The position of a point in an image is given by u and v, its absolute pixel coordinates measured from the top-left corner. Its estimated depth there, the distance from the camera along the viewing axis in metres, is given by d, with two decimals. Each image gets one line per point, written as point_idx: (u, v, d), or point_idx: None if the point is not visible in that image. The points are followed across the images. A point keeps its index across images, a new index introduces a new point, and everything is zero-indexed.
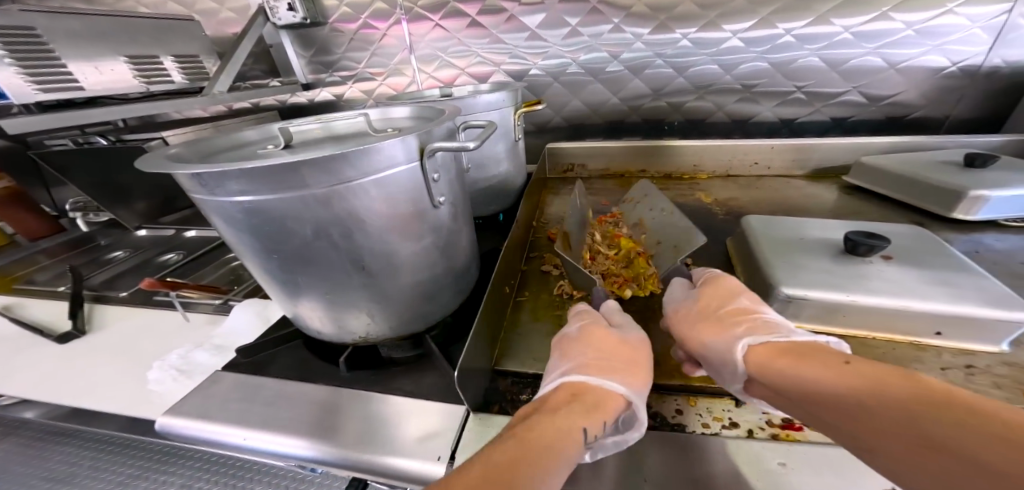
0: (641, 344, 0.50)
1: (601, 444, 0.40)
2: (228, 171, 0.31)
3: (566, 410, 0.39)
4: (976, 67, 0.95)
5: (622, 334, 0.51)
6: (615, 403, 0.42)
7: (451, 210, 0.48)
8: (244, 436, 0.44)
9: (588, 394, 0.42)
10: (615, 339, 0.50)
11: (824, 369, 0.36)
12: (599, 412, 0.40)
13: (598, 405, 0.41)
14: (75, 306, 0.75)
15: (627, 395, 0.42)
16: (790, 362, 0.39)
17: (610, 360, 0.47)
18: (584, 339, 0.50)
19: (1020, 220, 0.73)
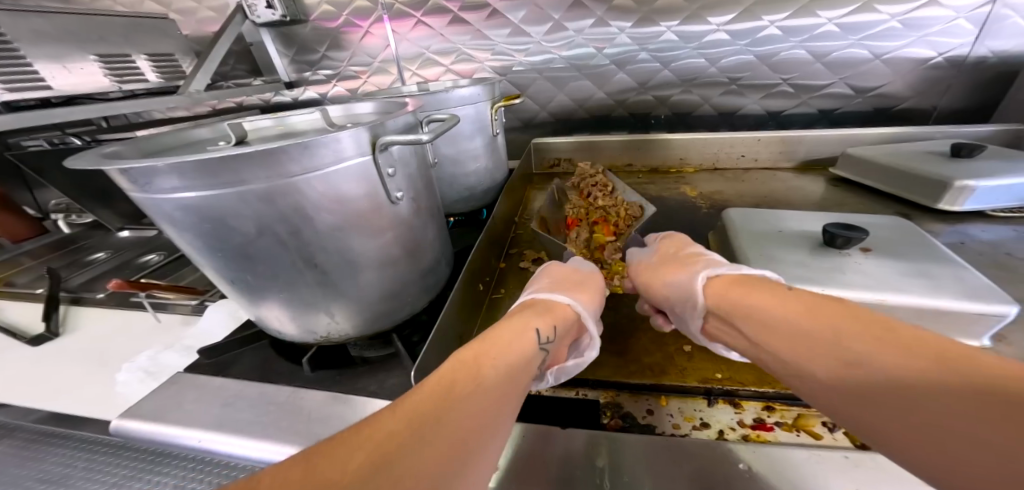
0: (592, 274, 0.60)
1: (563, 369, 0.46)
2: (156, 166, 0.30)
3: (520, 317, 0.46)
4: (964, 57, 0.93)
5: (573, 266, 0.61)
6: (563, 310, 0.49)
7: (413, 206, 0.47)
8: (199, 438, 0.44)
9: (537, 305, 0.50)
10: (568, 271, 0.60)
11: (765, 297, 0.39)
12: (548, 316, 0.47)
13: (548, 309, 0.48)
14: (49, 308, 0.74)
15: (572, 305, 0.50)
16: (738, 294, 0.43)
17: (563, 288, 0.55)
18: (545, 275, 0.60)
19: (1006, 210, 0.71)
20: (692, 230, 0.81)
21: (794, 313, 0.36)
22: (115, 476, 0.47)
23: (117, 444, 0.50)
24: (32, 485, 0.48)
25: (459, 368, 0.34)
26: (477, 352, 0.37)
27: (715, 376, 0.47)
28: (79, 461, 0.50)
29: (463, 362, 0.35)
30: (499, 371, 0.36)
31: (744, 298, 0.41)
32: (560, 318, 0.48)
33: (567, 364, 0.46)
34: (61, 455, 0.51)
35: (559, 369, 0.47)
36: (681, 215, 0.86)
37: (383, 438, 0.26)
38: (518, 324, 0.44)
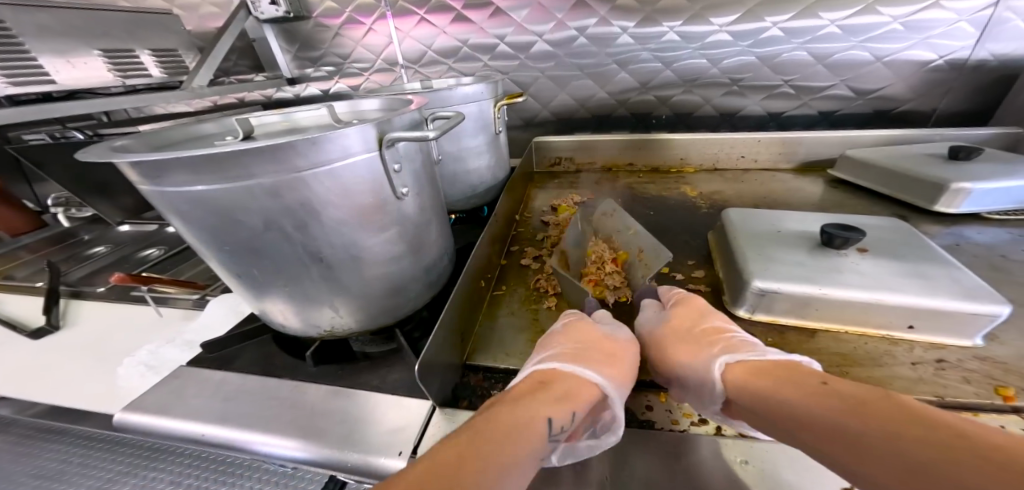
0: (630, 344, 0.51)
1: (573, 447, 0.38)
2: (165, 161, 0.30)
3: (530, 399, 0.38)
4: (964, 60, 0.93)
5: (607, 331, 0.52)
6: (586, 393, 0.41)
7: (417, 201, 0.47)
8: (201, 431, 0.44)
9: (557, 383, 0.41)
10: (597, 334, 0.51)
11: (794, 389, 0.35)
12: (567, 402, 0.39)
13: (568, 394, 0.40)
14: (49, 301, 0.74)
15: (603, 386, 0.42)
16: (762, 382, 0.38)
17: (586, 350, 0.46)
18: (566, 333, 0.51)
19: (1002, 212, 0.72)
20: (692, 229, 0.81)
21: (825, 403, 0.32)
22: (109, 472, 0.46)
23: (113, 440, 0.50)
24: (25, 481, 0.46)
25: (488, 429, 0.33)
26: (503, 410, 0.35)
27: None
28: (77, 456, 0.49)
29: (492, 423, 0.34)
30: (529, 436, 0.33)
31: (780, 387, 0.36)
32: (580, 405, 0.40)
33: (578, 444, 0.38)
34: (60, 450, 0.51)
35: (568, 447, 0.38)
36: (681, 215, 0.87)
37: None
38: (531, 407, 0.37)
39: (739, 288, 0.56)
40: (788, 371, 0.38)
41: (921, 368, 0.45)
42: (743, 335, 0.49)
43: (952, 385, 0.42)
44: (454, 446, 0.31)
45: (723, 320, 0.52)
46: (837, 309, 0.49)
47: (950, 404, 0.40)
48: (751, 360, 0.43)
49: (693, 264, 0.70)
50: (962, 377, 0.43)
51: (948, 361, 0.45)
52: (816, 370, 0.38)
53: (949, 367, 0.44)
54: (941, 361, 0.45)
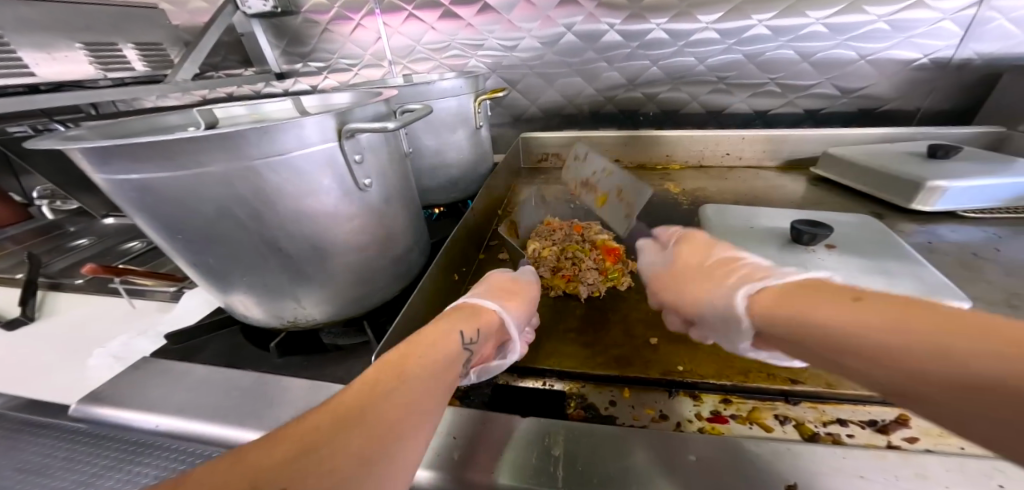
0: (530, 281, 0.58)
1: (485, 367, 0.46)
2: (110, 148, 0.30)
3: (443, 320, 0.42)
4: (947, 59, 0.93)
5: (514, 276, 0.58)
6: (491, 316, 0.46)
7: (382, 193, 0.47)
8: (157, 421, 0.44)
9: (464, 309, 0.46)
10: (505, 276, 0.57)
11: (784, 307, 0.33)
12: (473, 320, 0.44)
13: (473, 315, 0.45)
14: (26, 293, 0.73)
15: (500, 311, 0.46)
16: (773, 304, 0.34)
17: (495, 292, 0.52)
18: (482, 281, 0.56)
19: (977, 212, 0.73)
20: (672, 225, 0.82)
21: (820, 315, 0.29)
22: (93, 467, 0.44)
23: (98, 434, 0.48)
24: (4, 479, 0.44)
25: (406, 350, 0.35)
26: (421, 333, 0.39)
27: (678, 369, 0.48)
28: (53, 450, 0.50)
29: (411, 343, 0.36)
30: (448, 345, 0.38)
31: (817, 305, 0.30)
32: (487, 324, 0.45)
33: (490, 364, 0.46)
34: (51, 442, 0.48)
35: (483, 367, 0.46)
36: (662, 211, 0.87)
37: (338, 415, 0.27)
38: (446, 325, 0.41)
39: None
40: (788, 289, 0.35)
41: None
42: (754, 258, 0.44)
43: None
44: (379, 366, 0.32)
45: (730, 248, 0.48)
46: None
47: None
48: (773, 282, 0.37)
49: None
50: None
51: None
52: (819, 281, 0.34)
53: None
54: None
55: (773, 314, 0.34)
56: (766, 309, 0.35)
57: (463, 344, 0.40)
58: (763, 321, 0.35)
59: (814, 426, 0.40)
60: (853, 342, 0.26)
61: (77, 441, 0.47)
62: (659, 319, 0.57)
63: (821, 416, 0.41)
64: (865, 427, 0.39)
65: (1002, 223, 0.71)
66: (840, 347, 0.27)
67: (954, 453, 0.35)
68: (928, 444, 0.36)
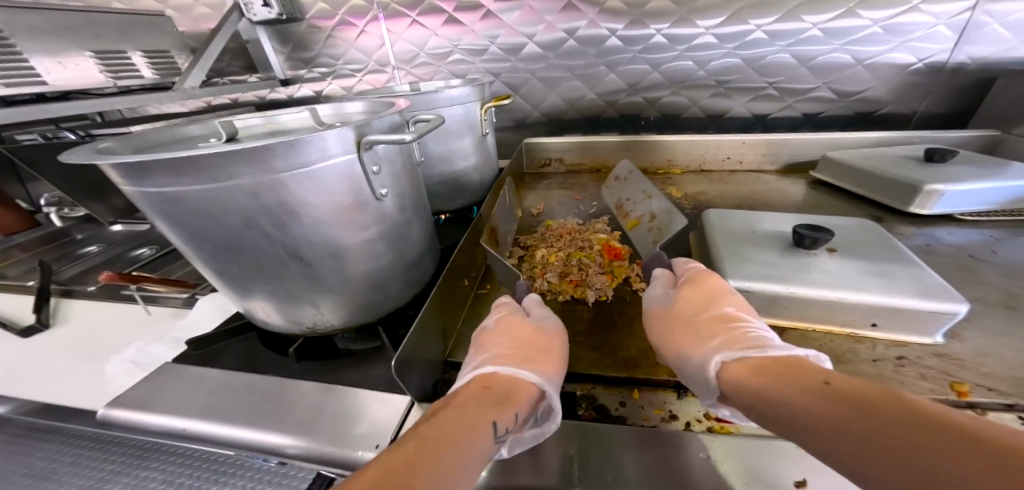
0: (557, 333, 0.52)
1: (520, 438, 0.40)
2: (144, 162, 0.31)
3: (475, 402, 0.38)
4: (942, 63, 0.95)
5: (536, 323, 0.53)
6: (527, 391, 0.42)
7: (397, 202, 0.49)
8: (182, 426, 0.45)
9: (496, 384, 0.42)
10: (528, 328, 0.52)
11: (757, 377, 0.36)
12: (510, 401, 0.40)
13: (509, 395, 0.40)
14: (40, 300, 0.74)
15: (539, 384, 0.43)
16: (751, 378, 0.37)
17: (524, 351, 0.47)
18: (501, 331, 0.52)
19: (972, 215, 0.75)
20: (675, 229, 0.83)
21: (791, 391, 0.32)
22: (98, 472, 0.51)
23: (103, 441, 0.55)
24: (18, 480, 0.53)
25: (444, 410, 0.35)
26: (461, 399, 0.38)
27: None
28: (72, 457, 0.54)
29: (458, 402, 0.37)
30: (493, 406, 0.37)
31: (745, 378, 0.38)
32: (524, 404, 0.41)
33: (524, 435, 0.40)
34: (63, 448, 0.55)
35: (515, 438, 0.40)
36: None
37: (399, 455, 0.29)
38: (475, 407, 0.37)
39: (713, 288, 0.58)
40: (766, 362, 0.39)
41: (881, 365, 0.46)
42: (757, 326, 0.46)
43: (908, 381, 0.44)
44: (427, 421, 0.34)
45: (737, 305, 0.49)
46: (804, 307, 0.51)
47: None
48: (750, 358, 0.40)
49: None
50: (918, 373, 0.44)
51: (907, 358, 0.47)
52: (804, 365, 0.37)
53: (908, 364, 0.46)
54: (901, 358, 0.47)
55: (751, 386, 0.36)
56: (736, 381, 0.38)
57: (499, 435, 0.35)
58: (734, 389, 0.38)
59: None
60: (833, 433, 0.28)
61: (87, 447, 0.55)
62: None
63: None
64: None
65: (998, 225, 0.73)
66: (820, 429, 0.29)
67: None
68: None
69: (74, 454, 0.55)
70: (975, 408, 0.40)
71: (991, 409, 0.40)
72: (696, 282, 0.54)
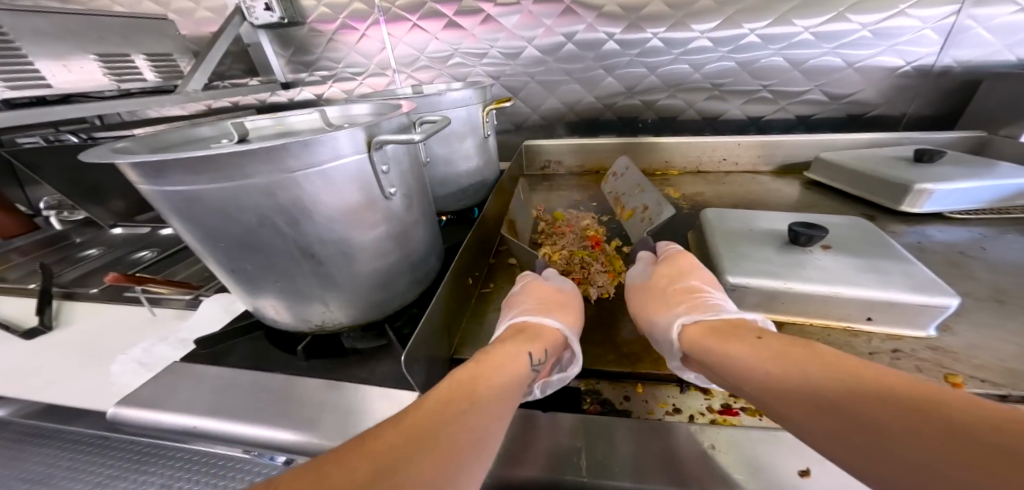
0: (572, 293, 0.60)
1: (549, 381, 0.49)
2: (164, 162, 0.32)
3: (510, 344, 0.47)
4: (930, 66, 0.98)
5: (554, 284, 0.61)
6: (552, 334, 0.50)
7: (405, 201, 0.50)
8: (194, 423, 0.46)
9: (527, 330, 0.51)
10: (550, 290, 0.59)
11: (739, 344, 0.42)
12: (539, 342, 0.48)
13: (539, 336, 0.49)
14: (42, 302, 0.73)
15: (561, 330, 0.51)
16: (717, 340, 0.45)
17: (549, 305, 0.55)
18: (527, 292, 0.60)
19: (962, 213, 0.77)
20: (674, 228, 0.85)
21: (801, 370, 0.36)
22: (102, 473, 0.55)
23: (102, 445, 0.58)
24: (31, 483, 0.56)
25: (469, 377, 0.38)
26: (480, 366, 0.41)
27: None
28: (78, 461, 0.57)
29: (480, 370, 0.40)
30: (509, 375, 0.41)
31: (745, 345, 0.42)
32: (551, 344, 0.49)
33: (552, 378, 0.49)
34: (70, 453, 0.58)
35: (546, 381, 0.50)
36: (663, 216, 0.91)
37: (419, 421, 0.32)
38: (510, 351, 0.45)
39: (713, 285, 0.60)
40: (741, 332, 0.45)
41: (877, 357, 0.48)
42: (715, 296, 0.55)
43: (904, 372, 0.45)
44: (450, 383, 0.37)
45: (702, 278, 0.58)
46: (801, 301, 0.52)
47: None
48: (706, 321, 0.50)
49: None
50: (914, 365, 0.46)
51: (902, 351, 0.48)
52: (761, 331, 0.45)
53: (902, 356, 0.47)
54: (896, 351, 0.48)
55: (718, 348, 0.43)
56: (700, 340, 0.46)
57: (532, 364, 0.45)
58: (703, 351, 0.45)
59: None
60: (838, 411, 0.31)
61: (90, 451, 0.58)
62: None
63: None
64: None
65: (987, 223, 0.75)
66: (806, 398, 0.34)
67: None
68: None
69: (78, 457, 0.58)
70: None
71: (984, 399, 0.41)
72: (671, 262, 0.64)
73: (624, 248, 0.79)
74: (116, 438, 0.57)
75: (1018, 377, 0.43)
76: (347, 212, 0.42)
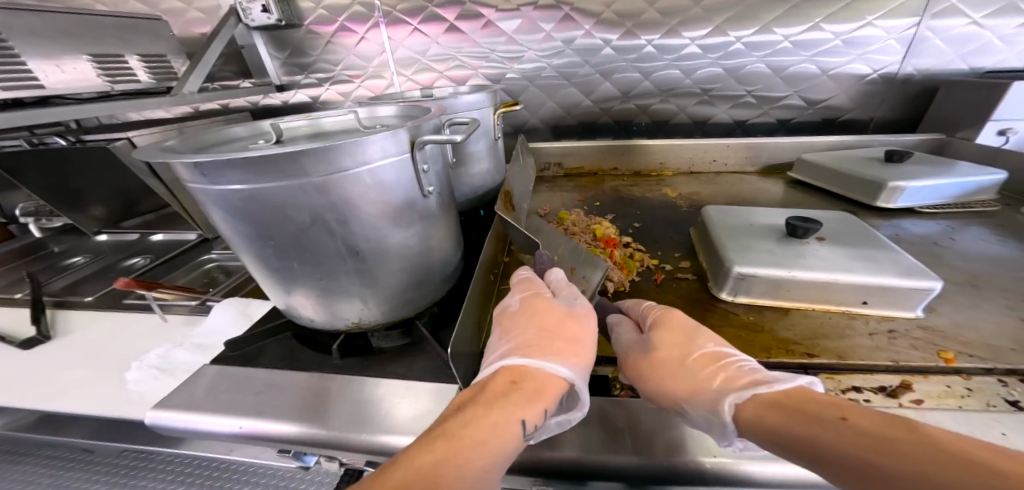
0: (587, 311, 0.49)
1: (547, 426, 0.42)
2: (227, 161, 0.33)
3: (503, 399, 0.39)
4: (894, 73, 1.08)
5: (564, 305, 0.50)
6: (554, 386, 0.42)
7: (439, 200, 0.51)
8: (239, 424, 0.45)
9: (526, 382, 0.42)
10: (556, 314, 0.49)
11: (814, 425, 0.32)
12: (539, 399, 0.40)
13: (537, 391, 0.41)
14: (37, 311, 0.69)
15: (568, 379, 0.43)
16: (778, 419, 0.34)
17: (550, 339, 0.47)
18: (524, 312, 0.51)
19: (931, 208, 0.85)
20: (676, 226, 0.89)
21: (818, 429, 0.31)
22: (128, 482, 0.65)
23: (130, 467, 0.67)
24: None
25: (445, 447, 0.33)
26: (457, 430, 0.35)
27: None
28: (113, 480, 0.66)
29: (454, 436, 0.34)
30: (499, 440, 0.35)
31: (765, 412, 0.36)
32: (552, 397, 0.41)
33: (550, 421, 0.42)
34: (101, 478, 0.66)
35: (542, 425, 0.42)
36: (664, 214, 0.95)
37: None
38: (503, 406, 0.38)
39: (721, 276, 0.64)
40: (815, 404, 0.34)
41: (877, 338, 0.53)
42: (739, 359, 0.44)
43: (902, 350, 0.50)
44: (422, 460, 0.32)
45: (711, 337, 0.48)
46: (804, 288, 0.57)
47: (904, 368, 0.48)
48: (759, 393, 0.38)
49: (677, 256, 0.78)
50: (910, 343, 0.51)
51: (897, 331, 0.54)
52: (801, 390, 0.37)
53: (899, 336, 0.53)
54: (892, 331, 0.54)
55: (765, 418, 0.35)
56: (745, 416, 0.37)
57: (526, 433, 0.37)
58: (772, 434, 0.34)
59: (835, 394, 0.46)
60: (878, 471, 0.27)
61: (121, 472, 0.67)
62: (682, 308, 0.63)
63: (839, 385, 0.47)
64: (878, 392, 0.46)
65: (954, 216, 0.84)
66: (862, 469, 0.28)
67: (953, 408, 0.42)
68: (931, 403, 0.43)
69: (119, 477, 0.66)
70: (961, 373, 0.47)
71: (974, 373, 0.46)
72: (663, 320, 0.50)
73: (630, 243, 0.83)
74: (148, 458, 0.67)
75: (1000, 352, 0.48)
76: (388, 211, 0.43)
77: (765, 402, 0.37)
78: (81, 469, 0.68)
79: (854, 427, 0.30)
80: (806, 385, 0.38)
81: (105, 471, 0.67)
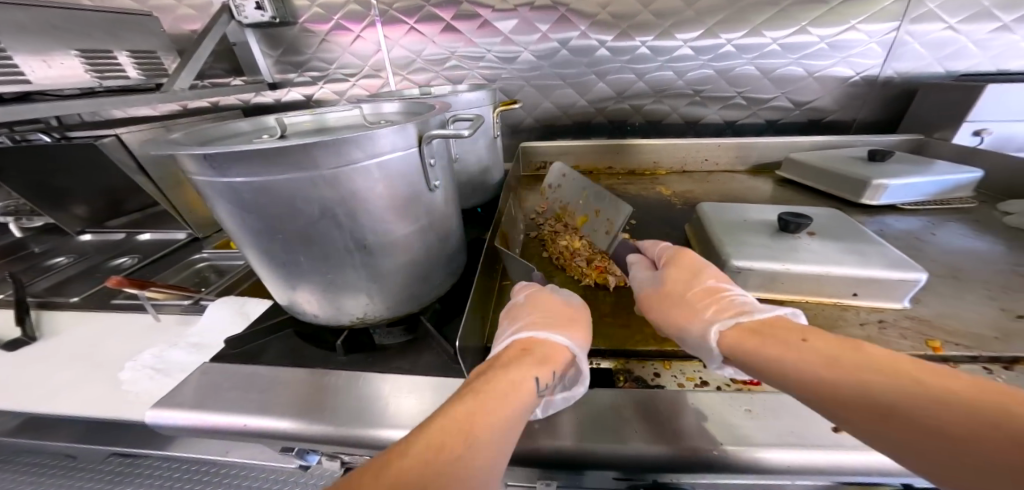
0: (582, 309, 0.53)
1: (552, 400, 0.44)
2: (238, 153, 0.33)
3: (517, 363, 0.41)
4: (875, 76, 1.12)
5: (562, 299, 0.54)
6: (561, 354, 0.45)
7: (444, 195, 0.51)
8: (244, 422, 0.45)
9: (535, 351, 0.44)
10: (555, 301, 0.52)
11: (786, 351, 0.38)
12: (549, 364, 0.42)
13: (547, 356, 0.43)
14: (21, 310, 0.67)
15: (570, 347, 0.45)
16: (759, 344, 0.41)
17: (552, 318, 0.49)
18: (529, 305, 0.52)
19: (912, 205, 0.89)
20: (672, 223, 0.91)
21: (822, 367, 0.35)
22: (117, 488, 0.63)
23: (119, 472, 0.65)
24: None
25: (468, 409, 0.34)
26: (481, 395, 0.35)
27: None
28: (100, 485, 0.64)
29: (477, 397, 0.35)
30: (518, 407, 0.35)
31: (764, 348, 0.40)
32: (560, 363, 0.44)
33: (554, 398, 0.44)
34: (88, 484, 0.64)
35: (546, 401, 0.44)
36: (659, 211, 0.97)
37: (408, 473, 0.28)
38: (516, 370, 0.39)
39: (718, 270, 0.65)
40: (816, 343, 0.38)
41: (868, 328, 0.55)
42: (737, 293, 0.51)
43: (892, 339, 0.52)
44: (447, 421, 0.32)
45: (715, 276, 0.55)
46: (798, 281, 0.59)
47: None
48: (742, 322, 0.45)
49: None
50: (899, 333, 0.53)
51: (887, 321, 0.56)
52: (798, 328, 0.42)
53: (888, 326, 0.55)
54: (881, 321, 0.56)
55: (764, 355, 0.39)
56: (739, 344, 0.43)
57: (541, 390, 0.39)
58: (751, 360, 0.41)
59: None
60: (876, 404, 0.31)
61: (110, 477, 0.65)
62: None
63: None
64: None
65: (934, 213, 0.87)
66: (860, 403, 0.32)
67: None
68: None
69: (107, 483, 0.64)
70: (948, 360, 0.49)
71: (960, 360, 0.49)
72: (674, 263, 0.58)
73: None
74: (138, 463, 0.65)
75: (983, 339, 0.51)
76: (395, 204, 0.43)
77: (748, 328, 0.44)
78: (64, 476, 0.66)
79: (856, 366, 0.34)
80: (784, 314, 0.46)
81: (92, 478, 0.65)
